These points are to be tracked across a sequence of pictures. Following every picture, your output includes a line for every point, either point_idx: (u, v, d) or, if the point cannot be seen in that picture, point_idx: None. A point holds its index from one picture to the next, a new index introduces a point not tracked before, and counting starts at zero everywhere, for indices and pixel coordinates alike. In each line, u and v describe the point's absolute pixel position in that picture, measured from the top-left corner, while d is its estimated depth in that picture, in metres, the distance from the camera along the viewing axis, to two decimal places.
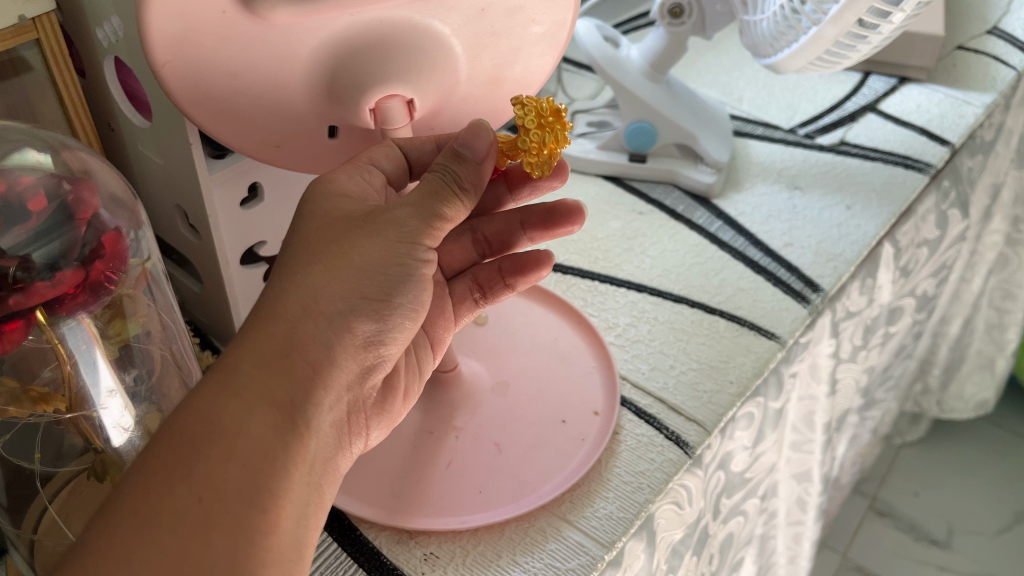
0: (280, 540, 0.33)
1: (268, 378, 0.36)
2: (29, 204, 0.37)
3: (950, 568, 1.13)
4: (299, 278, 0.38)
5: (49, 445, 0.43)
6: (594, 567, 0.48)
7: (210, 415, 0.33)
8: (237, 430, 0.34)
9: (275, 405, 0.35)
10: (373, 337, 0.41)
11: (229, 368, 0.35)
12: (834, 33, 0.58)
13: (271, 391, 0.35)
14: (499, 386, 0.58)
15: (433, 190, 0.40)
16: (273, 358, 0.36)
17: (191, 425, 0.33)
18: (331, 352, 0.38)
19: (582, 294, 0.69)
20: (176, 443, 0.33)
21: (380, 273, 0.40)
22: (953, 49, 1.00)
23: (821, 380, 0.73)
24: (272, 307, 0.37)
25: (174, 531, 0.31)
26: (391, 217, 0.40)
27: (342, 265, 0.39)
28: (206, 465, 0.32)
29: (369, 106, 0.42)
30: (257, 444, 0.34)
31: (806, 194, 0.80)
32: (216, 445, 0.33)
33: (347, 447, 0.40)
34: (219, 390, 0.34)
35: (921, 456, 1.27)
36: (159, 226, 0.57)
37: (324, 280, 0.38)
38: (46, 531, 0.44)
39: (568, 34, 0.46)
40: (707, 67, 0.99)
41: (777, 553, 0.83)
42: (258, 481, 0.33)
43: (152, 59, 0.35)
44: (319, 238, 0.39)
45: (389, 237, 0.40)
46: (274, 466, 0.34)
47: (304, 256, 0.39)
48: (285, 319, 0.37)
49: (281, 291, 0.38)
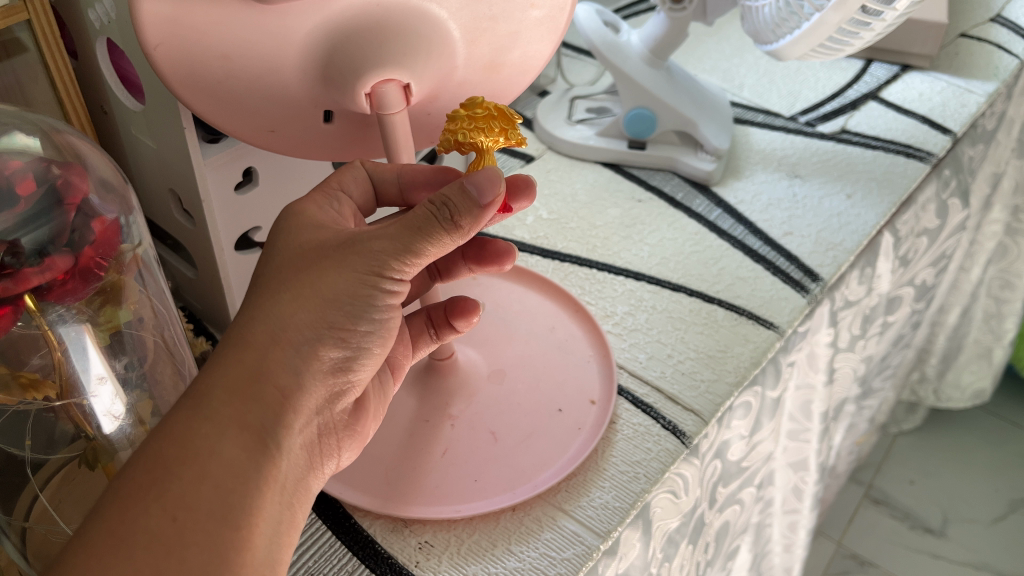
0: (254, 557, 0.33)
1: (239, 404, 0.35)
2: (17, 187, 0.36)
3: (944, 556, 1.13)
4: (266, 306, 0.37)
5: (41, 432, 0.42)
6: (589, 557, 0.48)
7: (184, 438, 0.33)
8: (210, 453, 0.33)
9: (245, 430, 0.35)
10: (341, 362, 0.39)
11: (201, 392, 0.35)
12: (836, 20, 0.57)
13: (242, 416, 0.35)
14: (495, 373, 0.58)
15: (416, 226, 0.36)
16: (243, 384, 0.35)
17: (166, 448, 0.33)
18: (300, 376, 0.37)
19: (580, 282, 0.68)
20: (150, 464, 0.33)
21: (351, 303, 0.38)
22: (956, 37, 1.00)
23: (819, 369, 0.73)
24: (239, 334, 0.36)
25: (150, 550, 0.31)
26: (359, 246, 0.37)
27: (311, 294, 0.37)
28: (180, 486, 0.32)
29: (364, 91, 0.41)
30: (229, 467, 0.34)
31: (806, 182, 0.79)
32: (189, 466, 0.33)
33: (318, 468, 0.40)
34: (191, 414, 0.34)
35: (917, 445, 1.27)
36: (152, 211, 0.56)
37: (292, 309, 0.37)
38: (39, 518, 0.43)
39: (568, 18, 0.45)
40: (707, 53, 0.99)
41: (772, 541, 0.83)
42: (230, 501, 0.33)
43: (144, 40, 0.35)
44: (289, 267, 0.38)
45: (357, 268, 0.37)
46: (246, 487, 0.34)
47: (272, 284, 0.37)
48: (252, 346, 0.36)
49: (248, 319, 0.37)
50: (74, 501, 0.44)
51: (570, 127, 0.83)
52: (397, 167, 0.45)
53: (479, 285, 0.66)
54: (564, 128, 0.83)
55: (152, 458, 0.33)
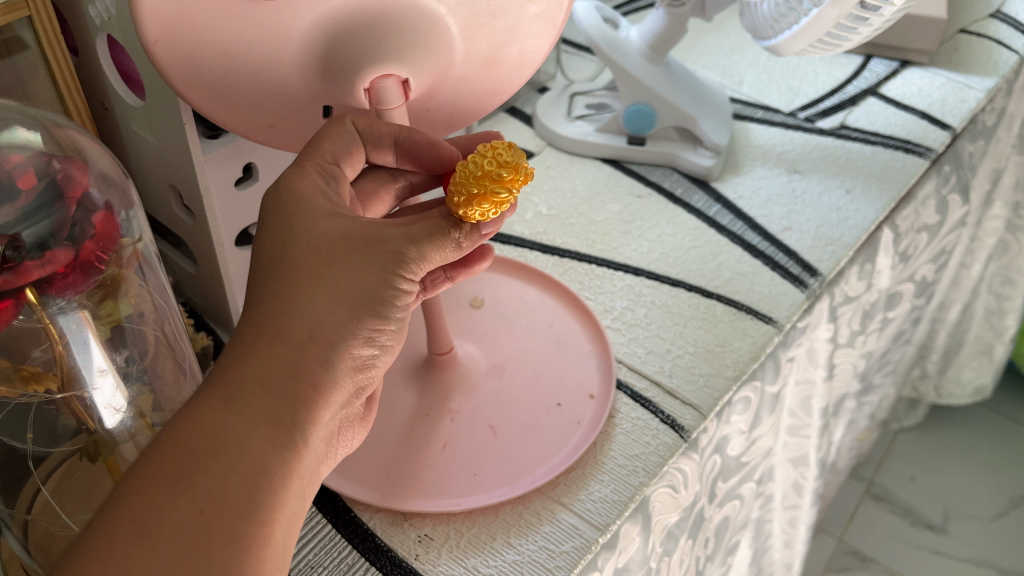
0: (274, 552, 0.33)
1: (271, 398, 0.34)
2: (18, 181, 0.37)
3: (945, 552, 1.13)
4: (301, 299, 0.36)
5: (42, 425, 0.43)
6: (588, 550, 0.48)
7: (213, 430, 0.33)
8: (239, 446, 0.33)
9: (275, 425, 0.34)
10: (368, 359, 0.39)
11: (232, 383, 0.34)
12: (835, 15, 0.57)
13: (273, 410, 0.34)
14: (494, 368, 0.58)
15: (429, 231, 0.38)
16: (275, 378, 0.35)
17: (194, 438, 0.32)
18: (329, 372, 0.36)
19: (579, 277, 0.68)
20: (177, 455, 0.32)
21: (384, 303, 0.37)
22: (956, 32, 1.00)
23: (819, 364, 0.73)
24: (273, 325, 0.36)
25: (175, 541, 0.30)
26: (387, 244, 0.37)
27: (346, 292, 0.36)
28: (208, 479, 0.32)
29: (363, 86, 0.42)
30: (257, 463, 0.33)
31: (806, 178, 0.79)
32: (217, 459, 0.32)
33: (331, 459, 0.39)
34: (222, 405, 0.34)
35: (917, 441, 1.27)
36: (153, 207, 0.56)
37: (328, 305, 0.36)
38: (41, 511, 0.44)
39: (566, 14, 0.45)
40: (707, 49, 0.99)
41: (773, 537, 0.83)
42: (255, 497, 0.32)
43: (144, 38, 0.35)
44: (319, 258, 0.37)
45: (389, 268, 0.37)
46: (271, 483, 0.33)
47: (305, 275, 0.36)
48: (286, 340, 0.35)
49: (283, 311, 0.36)
50: (75, 494, 0.45)
51: (569, 124, 0.83)
52: (393, 132, 0.43)
53: (479, 280, 0.66)
54: (563, 124, 0.83)
55: (180, 447, 0.32)
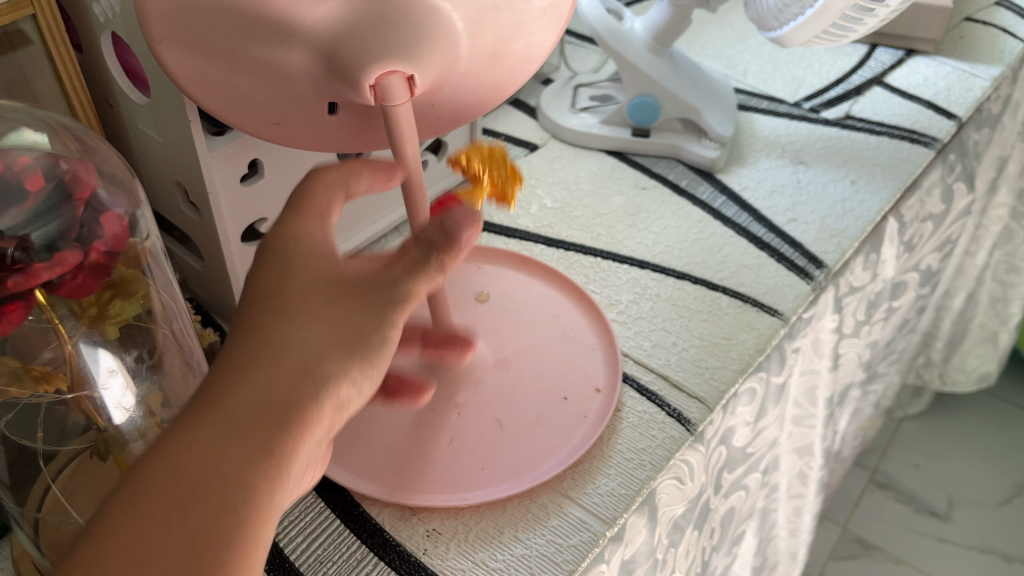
0: None
1: (262, 431, 0.30)
2: (26, 182, 0.37)
3: (950, 539, 1.13)
4: (293, 323, 0.32)
5: (52, 425, 0.43)
6: (595, 543, 0.48)
7: (196, 467, 0.28)
8: (228, 488, 0.28)
9: (268, 463, 0.29)
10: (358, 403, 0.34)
11: (216, 415, 0.29)
12: (841, 6, 0.57)
13: (266, 445, 0.29)
14: (501, 362, 0.58)
15: (411, 264, 0.37)
16: (268, 408, 0.30)
17: (177, 474, 0.28)
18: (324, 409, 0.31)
19: (584, 270, 0.68)
20: (158, 492, 0.27)
21: (377, 333, 0.33)
22: (962, 20, 0.99)
23: (823, 355, 0.73)
24: (257, 353, 0.31)
25: None
26: (383, 282, 0.35)
27: (340, 321, 0.33)
28: (194, 521, 0.27)
29: (369, 83, 0.41)
30: (247, 504, 0.28)
31: (810, 168, 0.79)
32: (204, 498, 0.28)
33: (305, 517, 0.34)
34: (208, 438, 0.29)
35: (922, 428, 1.27)
36: (158, 204, 0.56)
37: (322, 333, 0.32)
38: (51, 509, 0.43)
39: (570, 8, 0.45)
40: (711, 39, 0.99)
41: (778, 525, 0.83)
42: (242, 544, 0.28)
43: (145, 25, 0.36)
44: (311, 286, 0.33)
45: (385, 298, 0.34)
46: (259, 529, 0.29)
47: (296, 301, 0.32)
48: (277, 367, 0.31)
49: (270, 338, 0.31)
50: (87, 491, 0.44)
51: (573, 116, 0.83)
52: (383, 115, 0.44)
53: (484, 274, 0.66)
54: (568, 116, 0.83)
55: (159, 484, 0.28)
